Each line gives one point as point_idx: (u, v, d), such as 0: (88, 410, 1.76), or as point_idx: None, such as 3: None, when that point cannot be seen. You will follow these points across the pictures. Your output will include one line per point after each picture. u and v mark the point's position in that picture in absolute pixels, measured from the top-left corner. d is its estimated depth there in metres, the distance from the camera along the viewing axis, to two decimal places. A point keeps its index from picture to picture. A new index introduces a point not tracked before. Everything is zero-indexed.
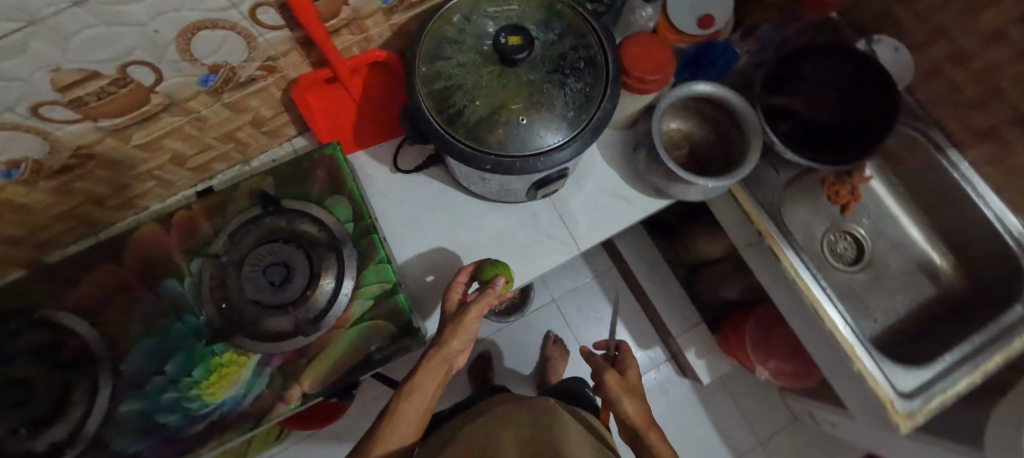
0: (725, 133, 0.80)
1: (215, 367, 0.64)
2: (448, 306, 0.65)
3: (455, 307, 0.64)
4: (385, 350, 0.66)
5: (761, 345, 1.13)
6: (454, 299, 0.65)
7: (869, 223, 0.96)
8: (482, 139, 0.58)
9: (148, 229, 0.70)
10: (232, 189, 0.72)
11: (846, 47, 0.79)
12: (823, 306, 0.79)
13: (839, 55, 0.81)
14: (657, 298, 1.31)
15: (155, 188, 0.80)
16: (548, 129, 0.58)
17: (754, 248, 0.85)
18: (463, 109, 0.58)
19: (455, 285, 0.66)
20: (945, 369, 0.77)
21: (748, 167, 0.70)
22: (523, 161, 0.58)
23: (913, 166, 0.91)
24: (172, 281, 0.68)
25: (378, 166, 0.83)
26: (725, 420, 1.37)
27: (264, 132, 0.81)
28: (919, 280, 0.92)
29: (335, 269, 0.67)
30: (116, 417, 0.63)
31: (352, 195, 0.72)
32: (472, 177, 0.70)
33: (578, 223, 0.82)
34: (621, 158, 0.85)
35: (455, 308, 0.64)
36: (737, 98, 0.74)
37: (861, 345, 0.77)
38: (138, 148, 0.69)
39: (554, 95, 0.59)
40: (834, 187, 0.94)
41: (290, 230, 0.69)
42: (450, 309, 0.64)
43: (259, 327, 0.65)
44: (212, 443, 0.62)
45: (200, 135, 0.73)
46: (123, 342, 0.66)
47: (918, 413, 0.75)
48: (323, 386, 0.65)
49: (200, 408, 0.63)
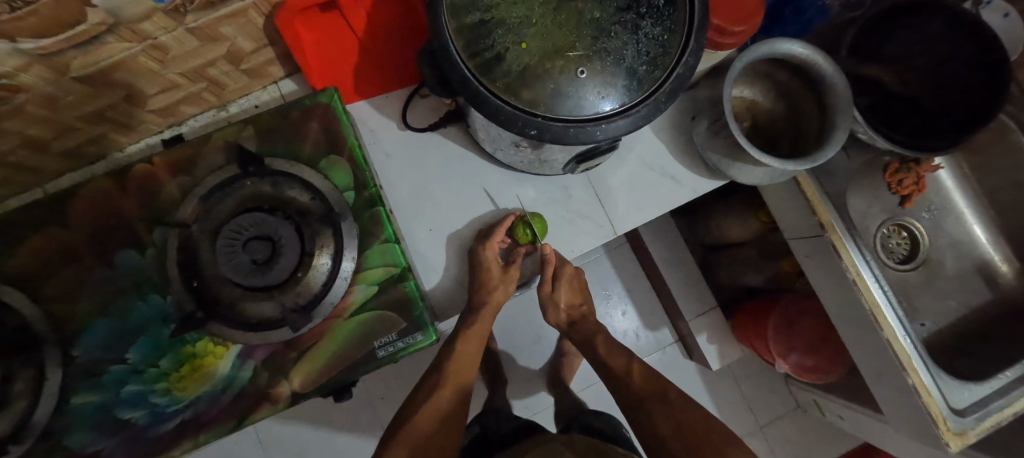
0: (799, 107, 0.68)
1: (187, 358, 0.54)
2: (483, 262, 0.63)
3: (498, 269, 0.65)
4: (391, 346, 0.55)
5: (784, 337, 1.03)
6: (488, 256, 0.63)
7: (927, 218, 0.87)
8: (526, 96, 0.45)
9: (99, 184, 0.57)
10: (203, 140, 0.58)
11: (976, 20, 0.64)
12: (882, 312, 0.69)
13: (957, 24, 0.66)
14: (673, 279, 1.16)
15: (111, 134, 0.65)
16: (613, 87, 0.45)
17: (810, 241, 0.75)
18: (504, 53, 0.45)
19: (493, 247, 0.63)
20: (1005, 385, 0.69)
21: (834, 149, 0.58)
22: (577, 128, 0.45)
23: (996, 156, 0.80)
24: (132, 252, 0.56)
25: (383, 120, 0.69)
26: (727, 404, 1.29)
27: (244, 72, 0.67)
28: (976, 284, 0.84)
29: (333, 247, 0.56)
30: (68, 411, 0.52)
31: (353, 157, 0.59)
32: (503, 142, 0.57)
33: (616, 203, 0.71)
34: (673, 128, 0.72)
35: (498, 270, 0.65)
36: (826, 63, 0.61)
37: (918, 356, 0.69)
38: (80, 81, 0.53)
39: (623, 42, 0.45)
40: (896, 176, 0.83)
41: (277, 197, 0.57)
42: (492, 275, 0.64)
43: (238, 313, 0.54)
44: (185, 446, 0.52)
45: (161, 69, 0.57)
46: (74, 323, 0.54)
47: (970, 432, 0.67)
48: (316, 386, 0.55)
49: (169, 404, 0.53)
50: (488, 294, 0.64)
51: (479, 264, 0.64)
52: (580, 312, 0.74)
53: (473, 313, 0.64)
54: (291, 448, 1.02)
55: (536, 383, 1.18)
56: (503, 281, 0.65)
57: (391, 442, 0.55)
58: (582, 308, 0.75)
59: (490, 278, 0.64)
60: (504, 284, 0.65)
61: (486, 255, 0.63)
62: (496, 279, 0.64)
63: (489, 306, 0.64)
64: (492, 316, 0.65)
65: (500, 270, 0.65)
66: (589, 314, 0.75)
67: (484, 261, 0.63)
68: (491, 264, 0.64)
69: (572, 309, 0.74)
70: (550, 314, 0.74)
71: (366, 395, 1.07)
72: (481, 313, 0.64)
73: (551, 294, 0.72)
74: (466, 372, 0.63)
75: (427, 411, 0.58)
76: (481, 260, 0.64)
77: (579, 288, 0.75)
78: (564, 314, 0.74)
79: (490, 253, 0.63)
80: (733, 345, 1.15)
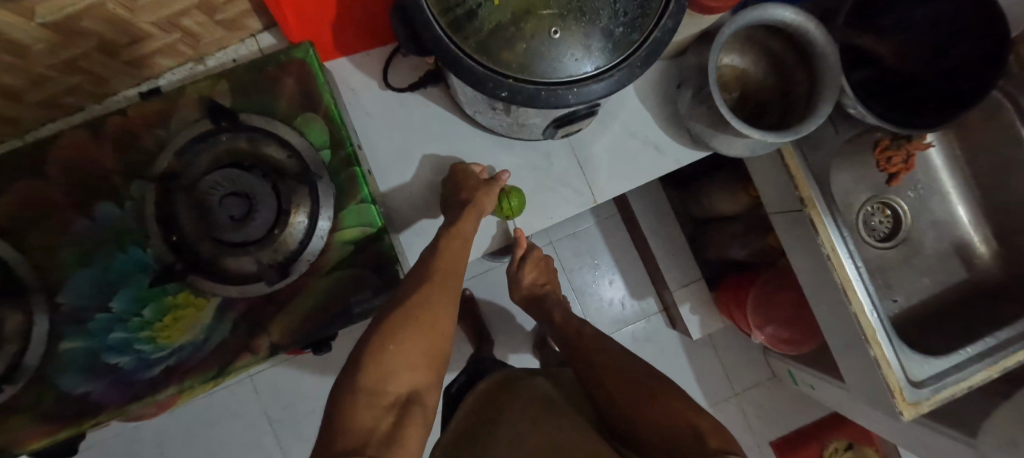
0: (789, 77, 0.67)
1: (168, 308, 0.56)
2: (465, 177, 0.63)
3: (476, 178, 0.62)
4: (367, 302, 0.58)
5: (763, 310, 1.04)
6: (466, 172, 0.63)
7: (913, 196, 0.86)
8: (496, 57, 0.44)
9: (74, 136, 0.56)
10: (177, 93, 0.58)
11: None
12: (852, 286, 0.70)
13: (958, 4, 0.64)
14: (659, 249, 1.16)
15: (87, 85, 0.64)
16: (586, 50, 0.44)
17: (792, 216, 0.75)
18: (475, 10, 0.44)
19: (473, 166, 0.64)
20: (964, 361, 0.71)
21: (816, 122, 0.57)
22: (549, 90, 0.44)
23: (986, 137, 0.79)
24: (111, 205, 0.56)
25: (363, 79, 0.67)
26: (706, 373, 1.31)
27: (220, 23, 0.65)
28: (952, 262, 0.85)
29: (309, 204, 0.57)
30: (57, 355, 0.54)
31: (330, 116, 0.59)
32: (480, 105, 0.57)
33: (598, 172, 0.71)
34: (660, 97, 0.71)
35: (477, 178, 0.62)
36: (818, 31, 0.59)
37: (883, 331, 0.70)
38: (49, 30, 0.51)
39: (599, 2, 0.44)
40: (887, 152, 0.80)
41: (253, 154, 0.57)
42: (468, 182, 0.62)
43: (217, 268, 0.55)
44: (171, 389, 0.55)
45: (132, 19, 0.56)
46: (58, 271, 0.55)
47: (924, 402, 0.70)
48: (294, 339, 0.57)
49: (154, 351, 0.55)
50: (479, 195, 0.60)
51: (458, 172, 0.63)
52: (545, 289, 0.84)
53: (457, 213, 0.59)
54: (287, 395, 1.07)
55: (521, 343, 1.19)
56: (484, 185, 0.62)
57: (368, 352, 0.44)
58: (547, 285, 0.85)
59: (470, 183, 0.62)
60: (492, 188, 0.61)
61: (459, 172, 0.63)
62: (474, 184, 0.62)
63: (476, 206, 0.59)
64: (475, 220, 0.59)
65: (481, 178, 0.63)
66: (553, 290, 0.84)
67: (462, 169, 0.64)
68: (471, 174, 0.63)
69: (541, 287, 0.83)
70: (517, 290, 0.84)
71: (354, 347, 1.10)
72: (466, 211, 0.58)
73: (518, 272, 0.82)
74: (454, 276, 0.53)
75: (425, 316, 0.47)
76: (459, 171, 0.64)
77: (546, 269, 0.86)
78: (527, 288, 0.83)
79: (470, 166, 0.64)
80: (714, 314, 1.18)
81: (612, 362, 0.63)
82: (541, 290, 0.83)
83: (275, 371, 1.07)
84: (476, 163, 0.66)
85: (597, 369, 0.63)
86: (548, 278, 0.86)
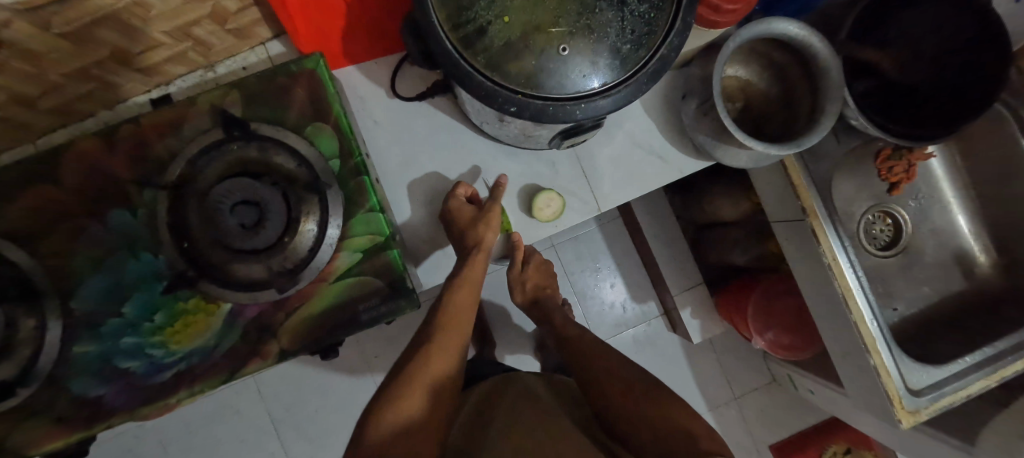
0: (792, 89, 0.68)
1: (179, 314, 0.57)
2: (455, 208, 0.63)
3: (471, 211, 0.63)
4: (374, 309, 0.59)
5: (764, 316, 1.05)
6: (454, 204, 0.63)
7: (915, 206, 0.87)
8: (506, 72, 0.45)
9: (88, 144, 0.57)
10: (189, 102, 0.58)
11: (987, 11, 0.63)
12: (853, 295, 0.71)
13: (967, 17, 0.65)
14: (661, 254, 1.17)
15: (98, 91, 0.65)
16: (594, 66, 0.45)
17: (794, 225, 0.76)
18: (486, 26, 0.44)
19: (459, 196, 0.64)
20: (963, 370, 0.72)
21: (819, 135, 0.58)
22: (557, 105, 0.45)
23: (987, 148, 0.80)
24: (123, 212, 0.57)
25: (372, 88, 0.68)
26: (706, 376, 1.32)
27: (230, 31, 0.66)
28: (952, 271, 0.86)
29: (318, 212, 0.58)
30: (69, 359, 0.55)
31: (339, 126, 0.60)
32: (488, 116, 0.58)
33: (602, 181, 0.71)
34: (665, 108, 0.72)
35: (471, 211, 0.63)
36: (823, 45, 0.60)
37: (883, 340, 0.71)
38: (64, 39, 0.52)
39: (608, 19, 0.45)
40: (888, 162, 0.83)
41: (263, 162, 0.58)
42: (463, 216, 0.62)
43: (228, 275, 0.56)
44: (181, 394, 0.56)
45: (144, 28, 0.57)
46: (71, 276, 0.56)
47: (923, 411, 0.71)
48: (303, 346, 0.58)
49: (165, 356, 0.56)
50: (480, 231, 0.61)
51: (450, 210, 0.63)
52: (547, 291, 0.85)
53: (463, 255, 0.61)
54: (291, 397, 1.08)
55: (523, 346, 1.20)
56: (480, 217, 0.62)
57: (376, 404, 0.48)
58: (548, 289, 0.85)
59: (465, 220, 0.62)
60: (489, 219, 0.62)
61: (453, 205, 0.63)
62: (470, 219, 0.62)
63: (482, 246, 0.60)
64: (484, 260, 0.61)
65: (476, 210, 0.63)
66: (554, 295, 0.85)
67: (453, 206, 0.63)
68: (462, 209, 0.63)
69: (544, 290, 0.84)
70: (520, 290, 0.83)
71: (356, 350, 1.10)
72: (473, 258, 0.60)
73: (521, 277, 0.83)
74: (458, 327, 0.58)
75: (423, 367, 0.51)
76: (450, 209, 0.63)
77: (548, 273, 0.86)
78: (529, 293, 0.83)
79: (457, 200, 0.63)
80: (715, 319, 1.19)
81: (614, 369, 0.64)
82: (541, 294, 0.84)
83: (279, 373, 1.08)
84: (459, 188, 0.65)
85: (598, 376, 0.64)
86: (551, 283, 0.86)
